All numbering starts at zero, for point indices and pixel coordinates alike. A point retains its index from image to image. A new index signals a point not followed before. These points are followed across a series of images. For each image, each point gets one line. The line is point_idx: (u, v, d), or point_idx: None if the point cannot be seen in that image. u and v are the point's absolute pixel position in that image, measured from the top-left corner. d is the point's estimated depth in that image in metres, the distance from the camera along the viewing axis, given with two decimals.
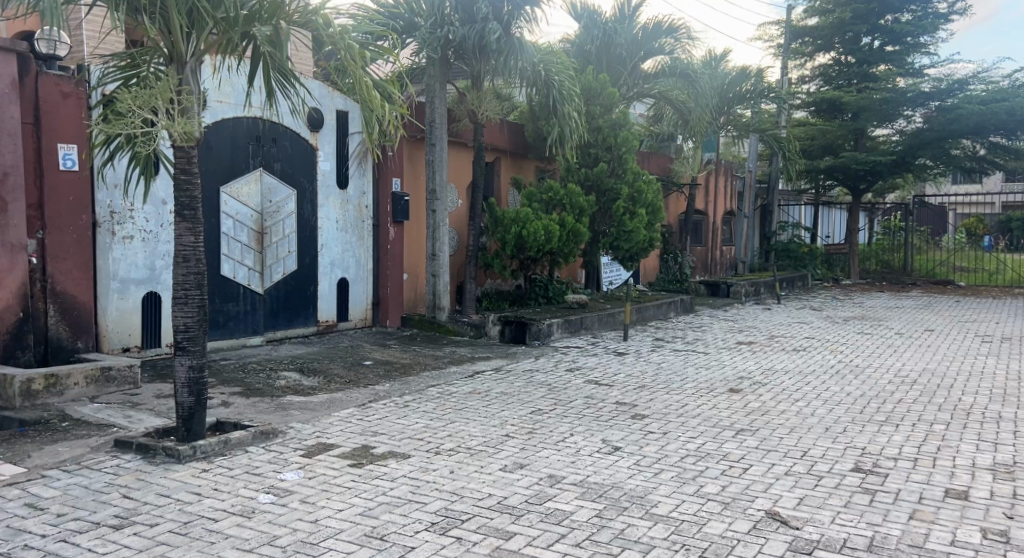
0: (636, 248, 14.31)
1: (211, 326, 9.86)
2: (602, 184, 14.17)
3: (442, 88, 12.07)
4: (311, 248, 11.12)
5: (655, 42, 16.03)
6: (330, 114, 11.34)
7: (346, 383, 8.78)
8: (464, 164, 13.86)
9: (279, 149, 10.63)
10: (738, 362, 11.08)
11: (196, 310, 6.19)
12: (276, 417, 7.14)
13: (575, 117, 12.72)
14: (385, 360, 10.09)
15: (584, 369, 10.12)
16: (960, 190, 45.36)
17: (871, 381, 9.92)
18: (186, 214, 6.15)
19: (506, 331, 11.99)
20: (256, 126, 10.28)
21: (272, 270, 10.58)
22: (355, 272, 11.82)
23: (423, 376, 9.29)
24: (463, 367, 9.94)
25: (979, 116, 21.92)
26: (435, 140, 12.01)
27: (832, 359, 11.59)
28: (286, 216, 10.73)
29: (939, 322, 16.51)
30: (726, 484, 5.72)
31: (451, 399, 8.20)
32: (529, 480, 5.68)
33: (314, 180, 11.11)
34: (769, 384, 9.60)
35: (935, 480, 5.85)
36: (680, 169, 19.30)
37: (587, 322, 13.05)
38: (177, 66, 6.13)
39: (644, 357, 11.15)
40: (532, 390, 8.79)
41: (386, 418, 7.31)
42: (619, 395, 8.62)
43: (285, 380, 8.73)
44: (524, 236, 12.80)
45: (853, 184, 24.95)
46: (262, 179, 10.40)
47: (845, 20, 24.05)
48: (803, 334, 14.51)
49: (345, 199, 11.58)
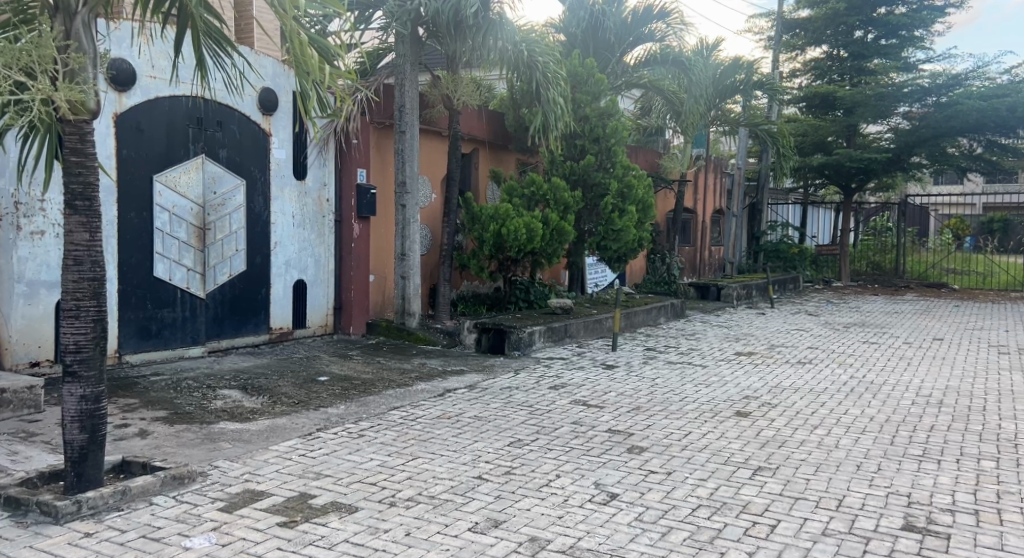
0: (624, 249, 13.10)
1: (141, 335, 8.58)
2: (589, 178, 12.95)
3: (413, 69, 10.82)
4: (263, 246, 9.86)
5: (645, 27, 14.85)
6: (285, 96, 10.08)
7: (293, 405, 7.55)
8: (439, 156, 12.63)
9: (225, 134, 9.35)
10: (741, 378, 9.92)
11: (89, 325, 4.93)
12: (199, 453, 5.88)
13: (561, 103, 11.46)
14: (343, 376, 8.83)
15: (570, 387, 8.91)
16: (944, 190, 44.54)
17: (893, 401, 8.78)
18: (77, 206, 4.91)
19: (482, 339, 10.80)
20: (196, 107, 9.00)
21: (216, 271, 9.31)
22: (314, 272, 10.58)
23: (385, 396, 8.06)
24: (432, 383, 8.71)
25: (979, 112, 20.91)
26: (405, 127, 10.75)
27: (843, 373, 10.45)
28: (234, 209, 9.48)
29: (945, 330, 15.45)
30: (752, 551, 4.57)
31: (416, 427, 6.98)
32: (505, 547, 4.51)
33: (267, 169, 9.86)
34: (779, 405, 8.45)
35: (1010, 545, 4.69)
36: (669, 164, 18.13)
37: (573, 329, 11.86)
38: (63, 17, 4.83)
39: (636, 371, 9.98)
40: (510, 414, 7.58)
41: (335, 453, 6.10)
42: (612, 421, 7.43)
43: (223, 401, 7.47)
44: (504, 234, 11.60)
45: (845, 183, 23.92)
46: (205, 167, 9.14)
47: (839, 11, 22.98)
48: (805, 343, 13.37)
49: (303, 191, 10.35)
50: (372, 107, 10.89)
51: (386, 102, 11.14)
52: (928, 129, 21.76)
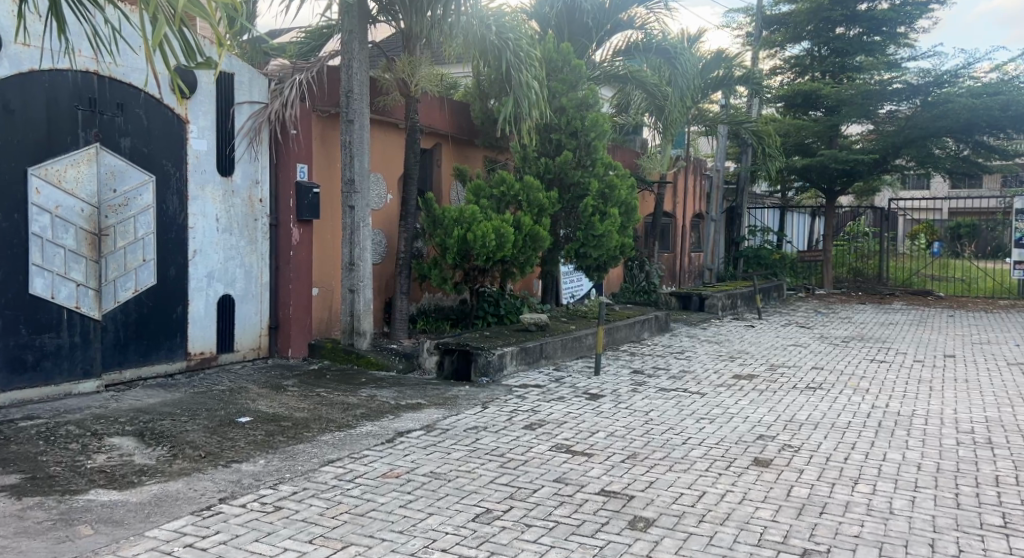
0: (605, 256, 11.54)
1: (14, 369, 6.90)
2: (567, 176, 11.43)
3: (362, 47, 9.17)
4: (178, 256, 8.22)
5: (624, 13, 13.45)
6: (206, 77, 8.45)
7: (198, 460, 5.89)
8: (396, 151, 11.00)
9: (129, 119, 7.73)
10: (748, 409, 8.43)
11: None
12: (40, 549, 4.24)
13: (535, 87, 9.92)
14: (271, 416, 7.18)
15: (549, 426, 7.34)
16: (916, 194, 43.55)
17: (934, 440, 7.34)
18: None
19: (445, 362, 9.22)
20: (88, 85, 7.36)
21: (116, 286, 7.66)
22: (243, 287, 8.91)
23: (321, 445, 6.42)
24: (380, 425, 7.10)
25: (971, 111, 19.59)
26: (353, 115, 9.12)
27: (862, 402, 9.01)
28: (140, 211, 7.84)
29: (951, 345, 14.13)
30: None
31: (354, 494, 5.35)
32: None
33: (181, 163, 8.22)
34: (804, 448, 6.97)
35: None
36: (647, 166, 16.45)
37: (549, 349, 10.27)
38: None
39: (625, 403, 8.44)
40: (477, 468, 6.00)
41: (236, 539, 4.50)
42: (604, 479, 5.87)
43: (105, 458, 5.75)
44: (470, 241, 10.04)
45: (828, 187, 22.55)
46: (100, 159, 7.49)
47: (822, 4, 21.55)
48: (806, 362, 11.88)
49: (229, 190, 8.71)
50: (314, 92, 9.27)
51: (332, 87, 9.51)
52: (916, 129, 20.39)
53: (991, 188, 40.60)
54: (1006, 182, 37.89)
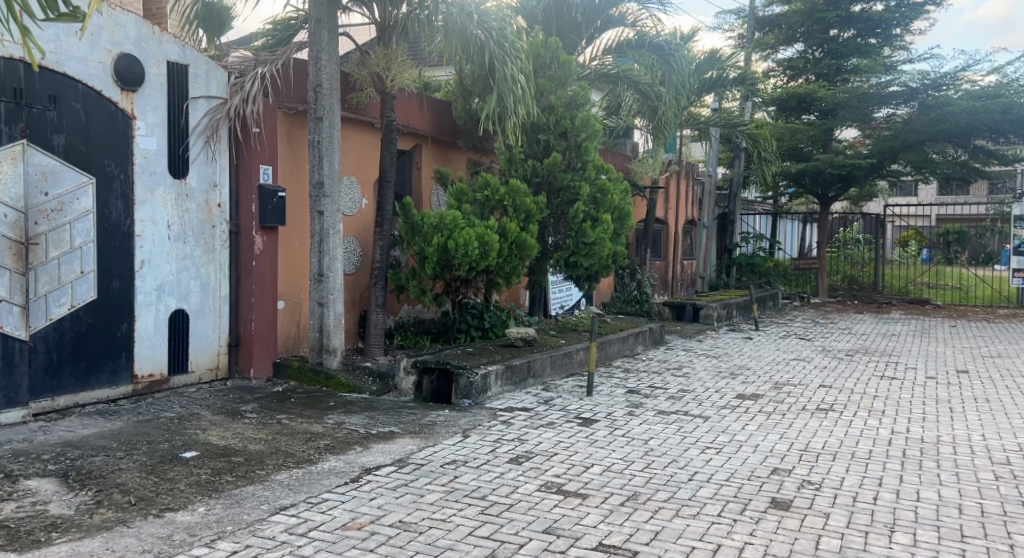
0: (597, 266, 10.70)
1: None
2: (556, 180, 10.61)
3: (332, 37, 8.31)
4: (123, 266, 7.37)
5: (615, 8, 12.62)
6: (156, 68, 7.61)
7: (125, 507, 5.04)
8: (371, 152, 10.15)
9: (63, 113, 6.91)
10: (758, 437, 7.60)
11: None
12: None
13: (523, 84, 9.06)
14: (221, 449, 6.31)
15: (537, 460, 6.49)
16: (906, 199, 42.88)
17: (969, 475, 6.51)
18: None
19: (424, 384, 8.40)
20: (12, 74, 6.56)
21: (48, 301, 6.83)
22: (199, 301, 8.03)
23: (273, 486, 5.56)
24: (346, 460, 6.24)
25: (971, 114, 18.84)
26: (322, 111, 8.26)
27: (880, 427, 8.17)
28: (77, 216, 7.02)
29: (960, 360, 13.31)
30: None
31: (305, 553, 4.53)
32: None
33: (126, 163, 7.38)
34: (826, 485, 6.15)
35: None
36: (638, 169, 15.58)
37: (537, 367, 9.44)
38: None
39: (621, 430, 7.59)
40: (455, 516, 5.16)
41: None
42: (602, 529, 5.03)
43: (13, 508, 4.90)
44: (451, 249, 9.20)
45: (823, 193, 21.79)
46: (28, 158, 6.67)
47: (815, 4, 20.81)
48: (813, 379, 11.04)
49: (182, 193, 7.84)
50: (280, 87, 8.41)
51: (299, 81, 8.65)
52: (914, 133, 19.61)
53: (979, 194, 40.06)
54: (997, 188, 37.27)
